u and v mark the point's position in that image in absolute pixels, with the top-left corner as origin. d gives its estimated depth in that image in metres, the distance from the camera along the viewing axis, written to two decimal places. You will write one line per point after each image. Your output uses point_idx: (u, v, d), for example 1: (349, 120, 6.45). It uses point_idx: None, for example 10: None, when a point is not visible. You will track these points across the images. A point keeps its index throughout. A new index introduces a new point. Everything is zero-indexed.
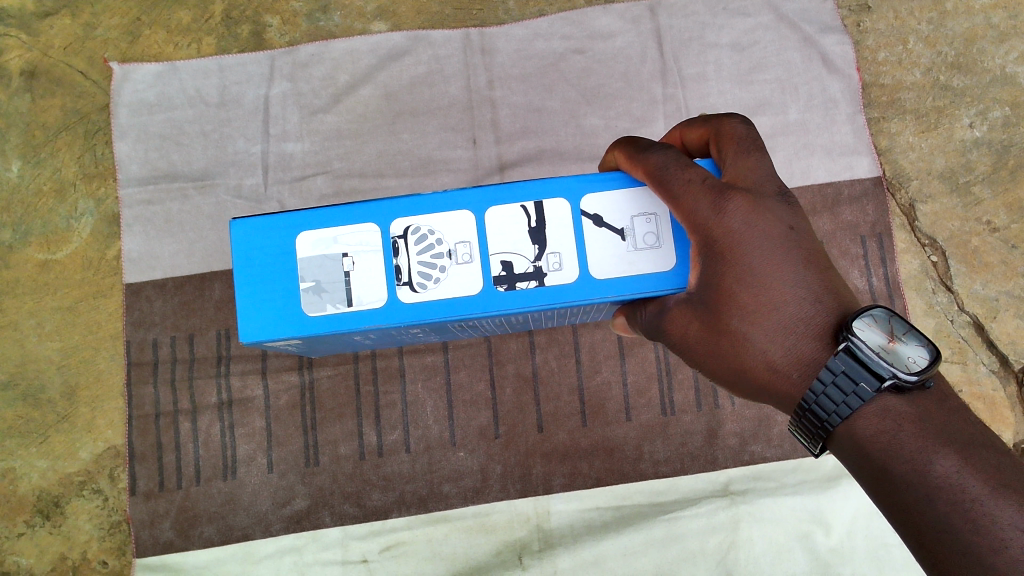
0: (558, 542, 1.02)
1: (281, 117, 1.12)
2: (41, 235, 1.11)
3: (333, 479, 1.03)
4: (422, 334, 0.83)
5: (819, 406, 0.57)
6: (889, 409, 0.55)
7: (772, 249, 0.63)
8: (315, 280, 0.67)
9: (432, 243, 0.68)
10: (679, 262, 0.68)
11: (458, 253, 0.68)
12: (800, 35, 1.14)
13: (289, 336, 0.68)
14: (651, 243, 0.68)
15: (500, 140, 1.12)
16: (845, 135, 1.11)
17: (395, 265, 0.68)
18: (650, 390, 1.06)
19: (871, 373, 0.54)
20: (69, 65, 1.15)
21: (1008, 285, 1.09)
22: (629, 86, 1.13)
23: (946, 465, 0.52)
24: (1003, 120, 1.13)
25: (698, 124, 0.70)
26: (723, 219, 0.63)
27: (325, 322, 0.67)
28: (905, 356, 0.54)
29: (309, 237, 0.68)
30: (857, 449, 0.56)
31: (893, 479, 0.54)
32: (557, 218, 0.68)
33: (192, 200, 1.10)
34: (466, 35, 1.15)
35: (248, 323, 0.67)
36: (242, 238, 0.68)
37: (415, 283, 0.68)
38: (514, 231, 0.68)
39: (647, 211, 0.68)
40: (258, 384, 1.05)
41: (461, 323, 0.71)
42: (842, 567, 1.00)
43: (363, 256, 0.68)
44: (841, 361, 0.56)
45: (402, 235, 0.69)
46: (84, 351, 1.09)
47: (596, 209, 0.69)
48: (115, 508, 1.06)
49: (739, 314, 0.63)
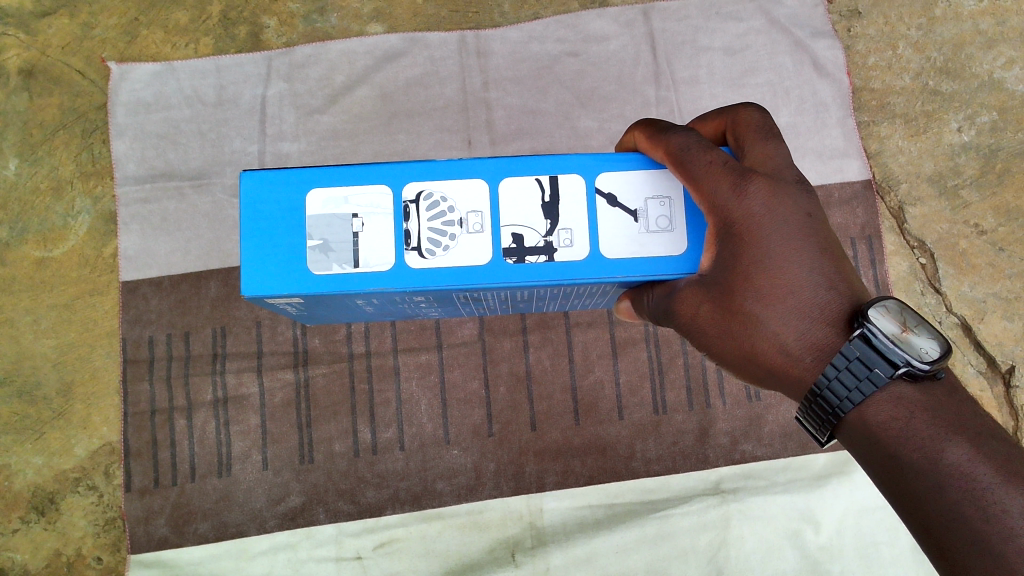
0: (551, 539, 1.03)
1: (278, 117, 1.12)
2: (38, 233, 1.12)
3: (328, 476, 1.04)
4: (422, 306, 0.84)
5: (831, 392, 0.58)
6: (901, 397, 0.56)
7: (790, 234, 0.64)
8: (323, 239, 0.68)
9: (444, 210, 0.69)
10: (691, 247, 0.69)
11: (469, 222, 0.69)
12: (791, 39, 1.15)
13: (292, 292, 0.68)
14: (663, 226, 0.69)
15: (495, 142, 1.13)
16: (836, 138, 1.13)
17: (406, 230, 0.69)
18: (642, 389, 1.07)
19: (885, 360, 0.56)
20: (67, 65, 1.16)
21: (995, 287, 1.11)
22: (622, 89, 1.14)
23: (958, 453, 0.53)
24: (991, 125, 1.15)
25: (714, 116, 0.72)
26: (744, 202, 0.64)
27: (331, 281, 0.68)
28: (917, 346, 0.55)
29: (320, 194, 0.69)
30: (867, 435, 0.57)
31: (904, 467, 0.55)
32: (571, 194, 0.70)
33: (189, 198, 1.10)
34: (462, 37, 1.16)
35: (252, 275, 0.68)
36: (252, 190, 0.68)
37: (424, 248, 0.69)
38: (526, 204, 0.70)
39: (661, 195, 0.70)
40: (254, 381, 1.06)
41: (464, 292, 0.72)
42: (832, 564, 1.01)
43: (373, 218, 0.69)
44: (856, 347, 0.57)
45: (413, 200, 0.69)
46: (79, 348, 1.09)
47: (611, 188, 0.70)
48: (110, 504, 1.06)
49: (753, 296, 0.64)
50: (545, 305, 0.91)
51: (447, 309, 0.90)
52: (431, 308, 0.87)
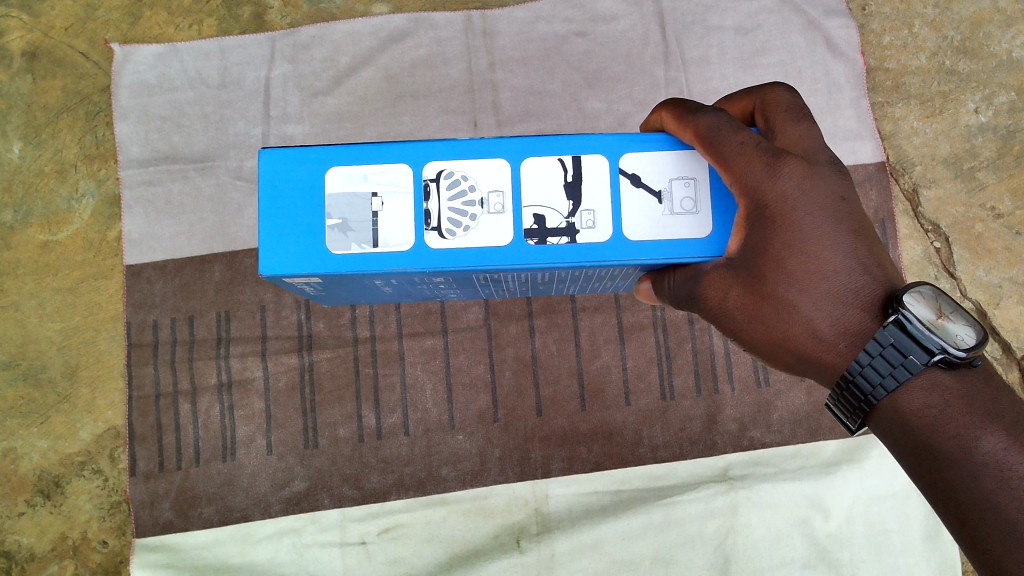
0: (557, 525, 1.02)
1: (282, 99, 1.11)
2: (41, 216, 1.11)
3: (332, 461, 1.03)
4: (441, 287, 0.82)
5: (864, 378, 0.57)
6: (936, 383, 0.55)
7: (824, 217, 0.62)
8: (342, 218, 0.67)
9: (465, 190, 0.68)
10: (716, 230, 0.68)
11: (491, 203, 0.68)
12: (803, 18, 1.13)
13: (311, 272, 0.67)
14: (687, 208, 0.68)
15: (501, 124, 1.11)
16: (849, 120, 1.11)
17: (425, 210, 0.67)
18: (649, 374, 1.06)
19: (920, 346, 0.54)
20: (70, 46, 1.15)
21: (1011, 271, 1.08)
22: (631, 69, 1.12)
23: (993, 442, 0.52)
24: (1009, 105, 1.12)
25: (741, 97, 0.70)
26: (777, 182, 0.62)
27: (349, 261, 0.67)
28: (953, 333, 0.53)
29: (339, 172, 0.68)
30: (900, 422, 0.56)
31: (937, 455, 0.54)
32: (594, 175, 0.68)
33: (192, 181, 1.10)
34: (468, 18, 1.14)
35: (270, 254, 0.67)
36: (272, 167, 0.67)
37: (444, 228, 0.67)
38: (548, 185, 0.68)
39: (686, 175, 0.68)
40: (258, 366, 1.06)
41: (484, 273, 0.71)
42: (840, 553, 1.01)
43: (392, 198, 0.68)
44: (890, 333, 0.55)
45: (434, 179, 0.68)
46: (84, 332, 1.09)
47: (634, 169, 0.69)
48: (115, 488, 1.06)
49: (786, 280, 0.62)
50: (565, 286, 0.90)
51: (467, 291, 0.89)
52: (449, 288, 0.86)
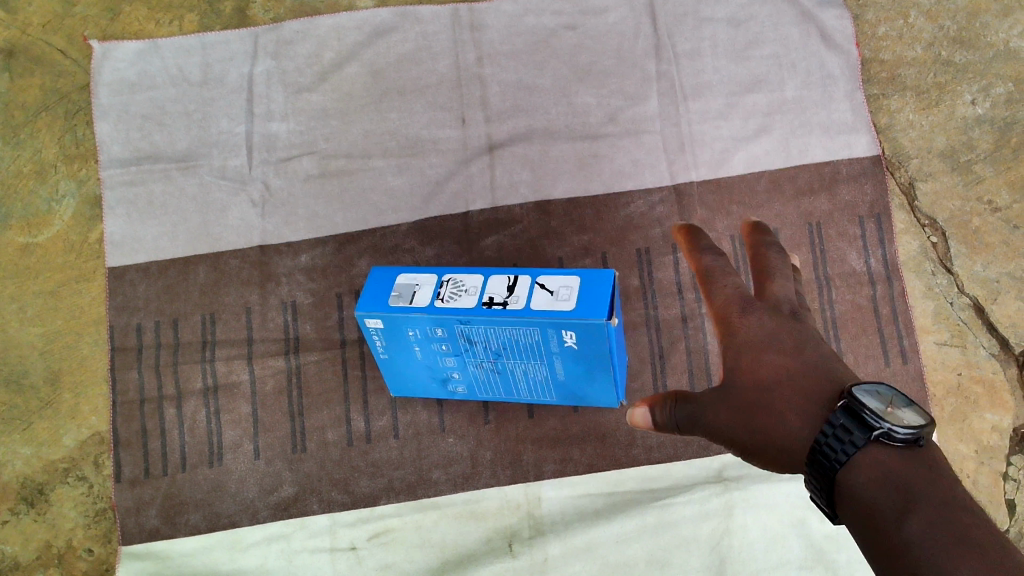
0: (549, 529, 1.00)
1: (266, 96, 1.09)
2: (22, 218, 1.09)
3: (320, 466, 1.02)
4: (449, 364, 0.90)
5: (817, 460, 0.52)
6: (881, 462, 0.50)
7: (789, 330, 0.62)
8: (399, 291, 0.82)
9: (461, 284, 0.80)
10: (585, 302, 0.77)
11: (472, 287, 0.80)
12: (797, 9, 1.11)
13: (376, 317, 0.81)
14: (563, 297, 0.78)
15: (490, 120, 1.09)
16: (844, 113, 1.09)
17: (446, 278, 0.81)
18: (642, 374, 1.03)
19: (867, 426, 0.51)
20: (48, 44, 1.13)
21: (1009, 266, 1.06)
22: (622, 63, 1.10)
23: (918, 524, 0.45)
24: (1006, 96, 1.10)
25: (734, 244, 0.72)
26: (743, 317, 0.64)
27: (394, 315, 0.81)
28: (902, 418, 0.51)
29: (405, 276, 0.82)
30: (849, 502, 0.50)
31: (871, 529, 0.47)
32: (561, 282, 0.78)
33: (175, 181, 1.07)
34: (455, 11, 1.12)
35: (366, 300, 0.82)
36: (379, 280, 0.83)
37: (449, 293, 0.80)
38: (524, 288, 0.79)
39: (564, 286, 0.78)
40: (244, 369, 1.04)
41: (479, 335, 0.82)
42: (837, 554, 0.99)
43: (423, 281, 0.81)
44: (840, 417, 0.52)
45: (451, 278, 0.81)
46: (67, 336, 1.07)
47: (550, 284, 0.79)
48: (100, 495, 1.04)
49: (766, 411, 0.59)
50: (547, 397, 0.97)
51: (490, 368, 0.90)
52: (451, 370, 0.92)
